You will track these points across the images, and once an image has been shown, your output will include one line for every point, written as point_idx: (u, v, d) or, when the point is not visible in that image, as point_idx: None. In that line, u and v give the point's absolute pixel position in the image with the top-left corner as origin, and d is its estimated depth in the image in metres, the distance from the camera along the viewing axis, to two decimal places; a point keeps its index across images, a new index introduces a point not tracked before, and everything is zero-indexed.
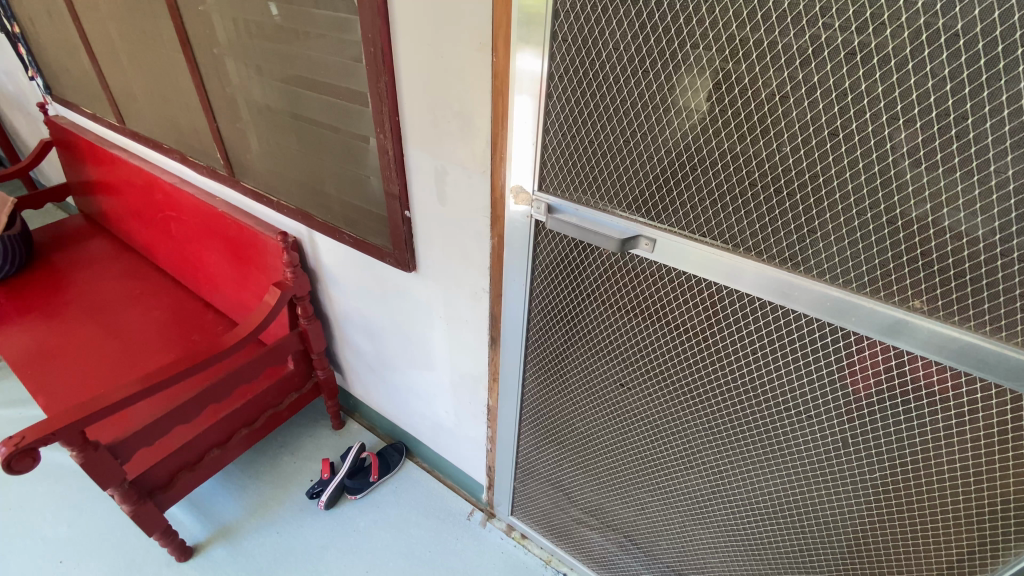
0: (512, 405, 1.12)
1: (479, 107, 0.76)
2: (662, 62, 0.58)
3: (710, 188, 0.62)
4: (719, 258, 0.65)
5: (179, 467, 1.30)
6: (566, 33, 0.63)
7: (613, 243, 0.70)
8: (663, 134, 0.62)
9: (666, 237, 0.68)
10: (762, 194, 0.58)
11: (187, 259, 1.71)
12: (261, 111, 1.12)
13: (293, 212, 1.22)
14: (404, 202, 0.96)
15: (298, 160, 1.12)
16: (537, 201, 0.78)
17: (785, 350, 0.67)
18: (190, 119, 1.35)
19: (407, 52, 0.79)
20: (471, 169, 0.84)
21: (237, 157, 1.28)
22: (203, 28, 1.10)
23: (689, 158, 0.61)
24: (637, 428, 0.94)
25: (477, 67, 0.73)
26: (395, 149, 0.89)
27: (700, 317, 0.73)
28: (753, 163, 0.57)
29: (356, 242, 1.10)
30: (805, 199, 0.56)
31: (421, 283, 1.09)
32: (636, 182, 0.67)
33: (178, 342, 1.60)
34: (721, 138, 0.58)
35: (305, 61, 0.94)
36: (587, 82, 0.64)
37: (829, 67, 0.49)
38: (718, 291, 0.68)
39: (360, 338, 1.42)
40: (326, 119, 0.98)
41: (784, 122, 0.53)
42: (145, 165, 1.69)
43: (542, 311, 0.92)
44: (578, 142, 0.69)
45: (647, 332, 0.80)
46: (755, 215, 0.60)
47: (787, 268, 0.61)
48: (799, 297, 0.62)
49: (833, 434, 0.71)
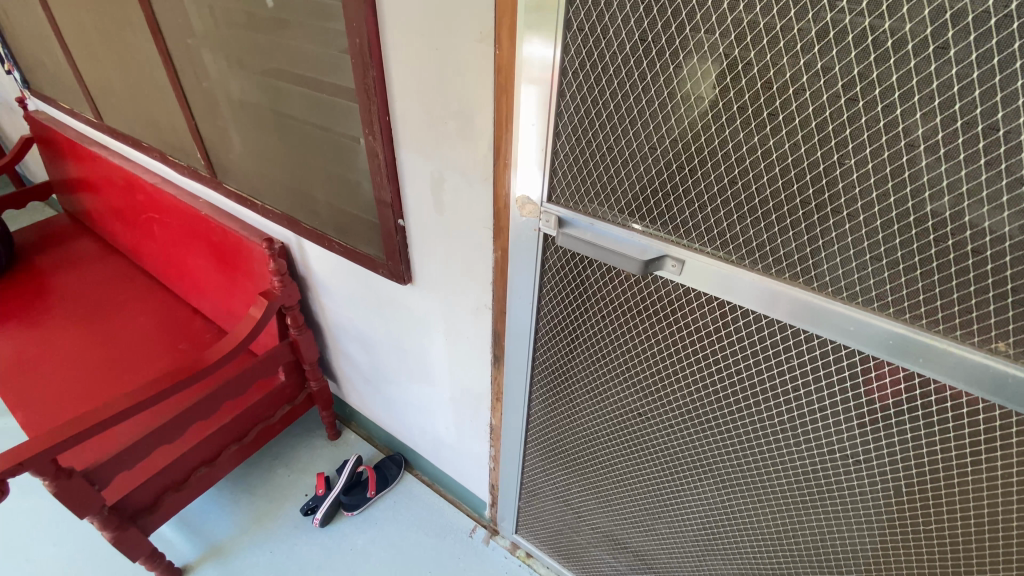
0: (517, 425, 1.04)
1: (478, 105, 0.67)
2: (697, 57, 0.48)
3: (751, 203, 0.52)
4: (758, 284, 0.56)
5: (164, 488, 1.23)
6: (582, 21, 0.53)
7: (635, 265, 0.61)
8: (695, 140, 0.52)
9: (696, 259, 0.58)
10: (815, 214, 0.49)
11: (172, 263, 1.63)
12: (240, 107, 1.02)
13: (280, 217, 1.13)
14: (397, 211, 0.87)
15: (283, 162, 1.02)
16: (546, 213, 0.69)
17: (829, 390, 0.59)
18: (169, 117, 1.25)
19: (397, 44, 0.69)
20: (471, 175, 0.75)
21: (219, 158, 1.19)
22: (177, 17, 1.01)
23: (727, 170, 0.52)
24: (653, 456, 0.85)
25: (476, 61, 0.64)
26: (385, 152, 0.80)
27: (727, 346, 0.64)
28: (806, 178, 0.48)
29: (346, 251, 1.01)
30: (870, 221, 0.46)
31: (418, 295, 1.00)
32: (663, 195, 0.58)
33: (163, 351, 1.52)
34: (768, 147, 0.48)
35: (285, 52, 0.84)
36: (606, 79, 0.55)
37: (913, 64, 0.39)
38: (753, 319, 0.59)
39: (354, 348, 1.34)
40: (312, 119, 0.89)
41: (851, 130, 0.44)
42: (125, 163, 1.60)
43: (550, 329, 0.83)
44: (594, 148, 0.60)
45: (668, 359, 0.71)
46: (806, 237, 0.51)
47: (838, 297, 0.52)
48: (852, 333, 0.52)
49: (883, 480, 0.62)
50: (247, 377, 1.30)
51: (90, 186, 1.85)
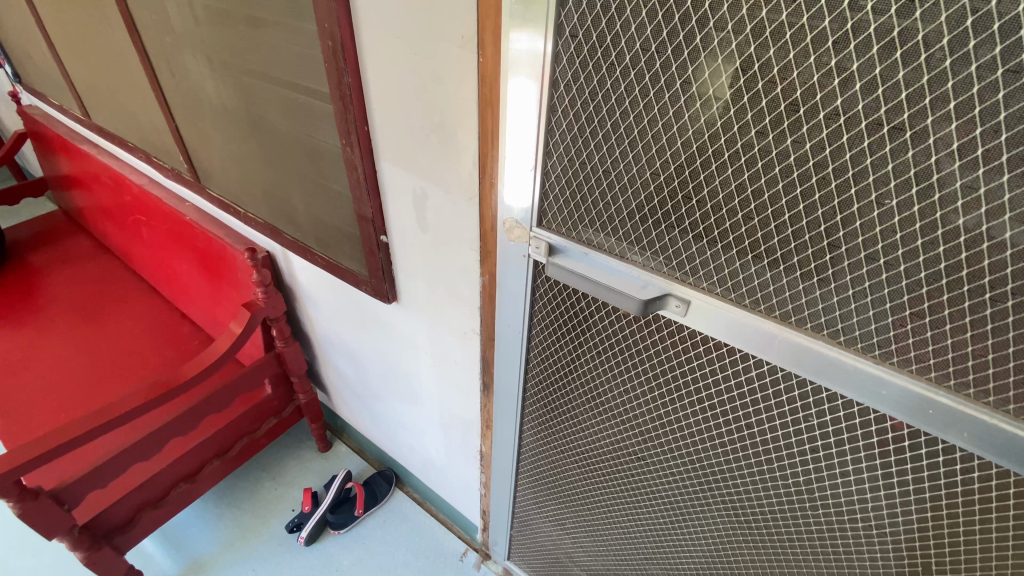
0: (508, 455, 0.97)
1: (461, 117, 0.60)
2: (710, 71, 0.40)
3: (768, 242, 0.45)
4: (775, 335, 0.48)
5: (141, 505, 1.18)
6: (575, 27, 0.46)
7: (634, 304, 0.54)
8: (705, 168, 0.45)
9: (704, 301, 0.51)
10: (846, 260, 0.41)
11: (160, 266, 1.57)
12: (218, 110, 0.96)
13: (263, 226, 1.07)
14: (378, 226, 0.80)
15: (263, 170, 0.96)
16: (536, 239, 0.62)
17: (851, 455, 0.51)
18: (151, 118, 1.20)
19: (374, 47, 0.62)
20: (455, 192, 0.68)
21: (201, 162, 1.13)
22: (151, 13, 0.94)
23: (740, 203, 0.44)
24: (651, 501, 0.78)
25: (458, 69, 0.57)
26: (364, 165, 0.73)
27: (735, 398, 0.56)
28: (836, 218, 0.40)
29: (329, 265, 0.95)
30: (911, 272, 0.39)
31: (404, 315, 0.94)
32: (666, 227, 0.50)
33: (148, 358, 1.47)
34: (791, 179, 0.41)
35: (259, 53, 0.78)
36: (602, 94, 0.48)
37: (976, 89, 0.31)
38: (768, 371, 0.52)
39: (342, 362, 1.28)
40: (290, 125, 0.82)
41: (894, 165, 0.36)
42: (113, 163, 1.55)
43: (542, 362, 0.77)
44: (590, 171, 0.53)
45: (669, 405, 0.64)
46: (832, 284, 0.43)
47: (870, 355, 0.44)
48: (885, 397, 0.45)
49: (909, 555, 0.54)
50: (229, 391, 1.24)
51: (81, 184, 1.80)
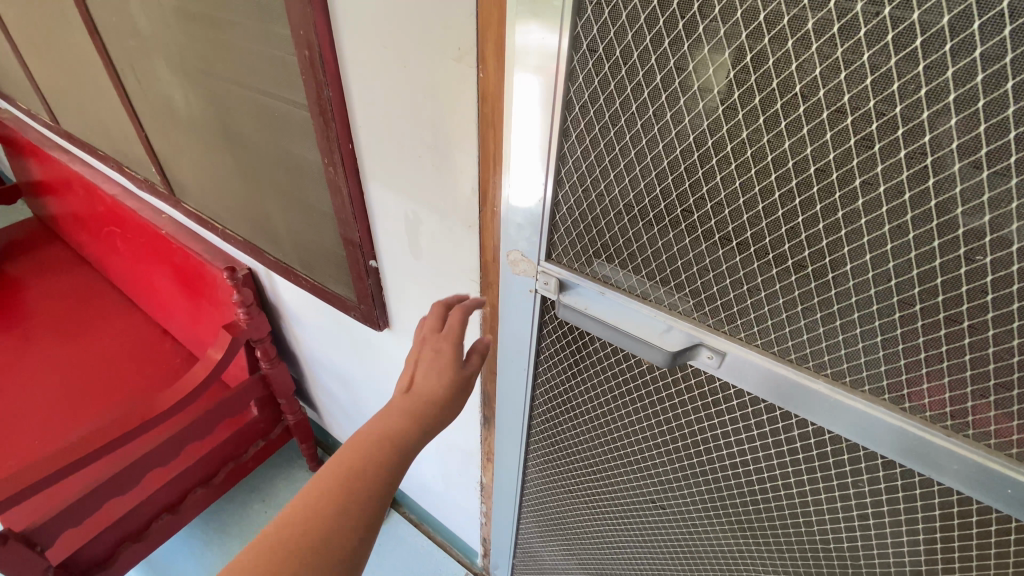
0: (511, 490, 0.91)
1: (458, 139, 0.53)
2: (762, 96, 0.34)
3: (823, 294, 0.38)
4: (826, 396, 0.42)
5: (120, 539, 1.11)
6: (595, 40, 0.39)
7: (661, 356, 0.48)
8: (749, 208, 0.38)
9: (742, 354, 0.45)
10: (920, 319, 0.35)
11: (137, 280, 1.49)
12: (190, 120, 0.88)
13: (243, 244, 0.99)
14: (367, 251, 0.73)
15: (241, 186, 0.88)
16: (544, 275, 0.55)
17: (906, 528, 0.45)
18: (120, 127, 1.11)
19: (358, 58, 0.55)
20: (451, 219, 0.61)
21: (175, 174, 1.05)
22: (113, 14, 0.86)
23: (791, 249, 0.38)
24: (666, 547, 0.72)
25: (454, 84, 0.49)
26: (349, 186, 0.66)
27: (772, 456, 0.50)
28: (912, 273, 0.34)
29: (314, 288, 0.88)
30: (1002, 338, 0.33)
31: (396, 341, 0.87)
32: (695, 268, 0.44)
33: (125, 379, 1.39)
34: (857, 226, 0.34)
35: (230, 61, 0.70)
36: (625, 119, 0.41)
37: None
38: (812, 432, 0.46)
39: (333, 384, 1.21)
40: (267, 141, 0.74)
41: (994, 216, 0.30)
42: (84, 171, 1.46)
43: (550, 398, 0.70)
44: (608, 203, 0.46)
45: (692, 456, 0.57)
46: (900, 345, 0.37)
47: (941, 425, 0.38)
48: (953, 472, 0.39)
49: None
50: (213, 417, 1.17)
51: (53, 192, 1.70)
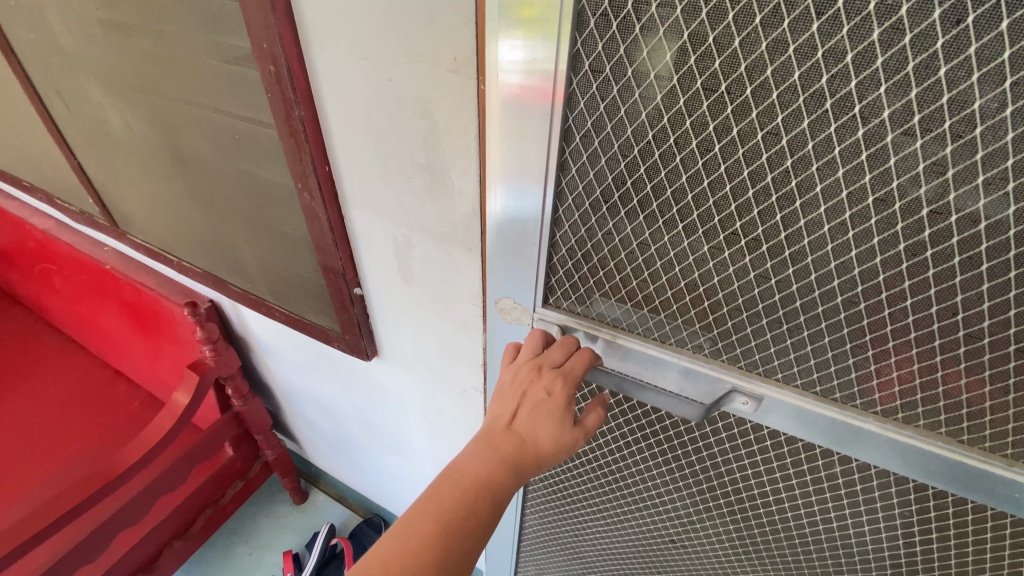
0: (513, 535, 0.85)
1: (454, 156, 0.48)
2: (813, 117, 0.31)
3: (877, 330, 0.36)
4: (877, 434, 0.40)
5: None
6: (598, 60, 0.36)
7: (695, 409, 0.46)
8: (794, 242, 0.36)
9: (782, 398, 0.42)
10: (987, 353, 0.33)
11: (81, 319, 1.36)
12: (132, 146, 0.79)
13: (203, 276, 0.90)
14: (351, 278, 0.67)
15: (199, 216, 0.80)
16: (542, 322, 0.53)
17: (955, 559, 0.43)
18: (48, 154, 0.99)
19: (332, 74, 0.49)
20: (449, 247, 0.56)
21: (118, 206, 0.95)
22: (31, 31, 0.75)
23: (842, 284, 0.35)
24: None
25: (448, 100, 0.44)
26: (329, 215, 0.60)
27: (810, 490, 0.47)
28: (982, 305, 0.32)
29: (290, 320, 0.81)
30: None
31: (386, 369, 0.81)
32: (720, 305, 0.42)
33: (78, 430, 1.27)
34: (921, 259, 0.32)
35: (177, 80, 0.62)
36: (641, 149, 0.38)
37: None
38: (857, 467, 0.44)
39: (316, 414, 1.13)
40: (228, 168, 0.67)
41: None
42: (8, 203, 1.31)
43: None
44: (625, 240, 0.43)
45: (720, 491, 0.54)
46: (963, 380, 0.35)
47: (1001, 455, 0.36)
48: (1014, 500, 0.37)
49: None
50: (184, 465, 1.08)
51: None
